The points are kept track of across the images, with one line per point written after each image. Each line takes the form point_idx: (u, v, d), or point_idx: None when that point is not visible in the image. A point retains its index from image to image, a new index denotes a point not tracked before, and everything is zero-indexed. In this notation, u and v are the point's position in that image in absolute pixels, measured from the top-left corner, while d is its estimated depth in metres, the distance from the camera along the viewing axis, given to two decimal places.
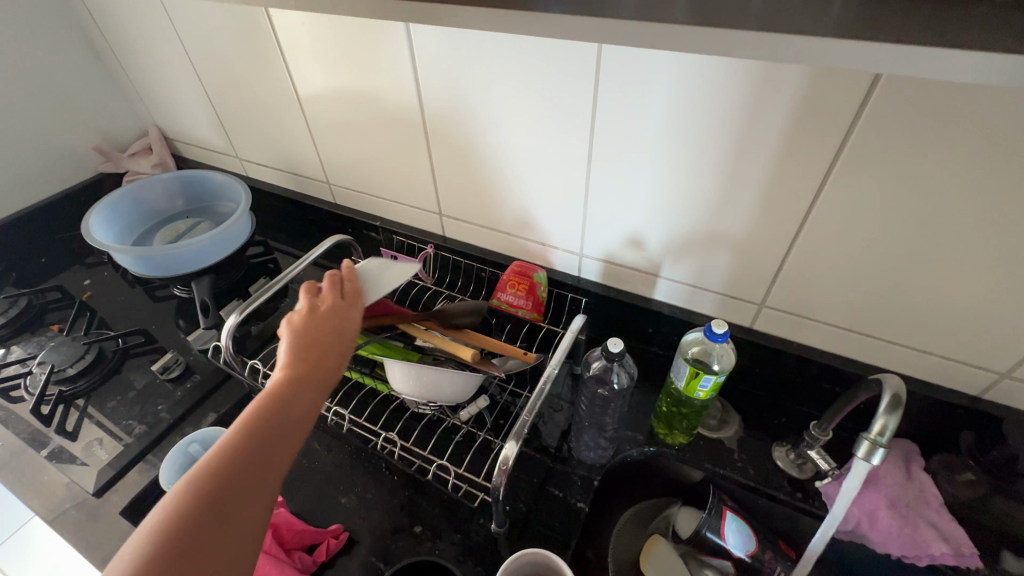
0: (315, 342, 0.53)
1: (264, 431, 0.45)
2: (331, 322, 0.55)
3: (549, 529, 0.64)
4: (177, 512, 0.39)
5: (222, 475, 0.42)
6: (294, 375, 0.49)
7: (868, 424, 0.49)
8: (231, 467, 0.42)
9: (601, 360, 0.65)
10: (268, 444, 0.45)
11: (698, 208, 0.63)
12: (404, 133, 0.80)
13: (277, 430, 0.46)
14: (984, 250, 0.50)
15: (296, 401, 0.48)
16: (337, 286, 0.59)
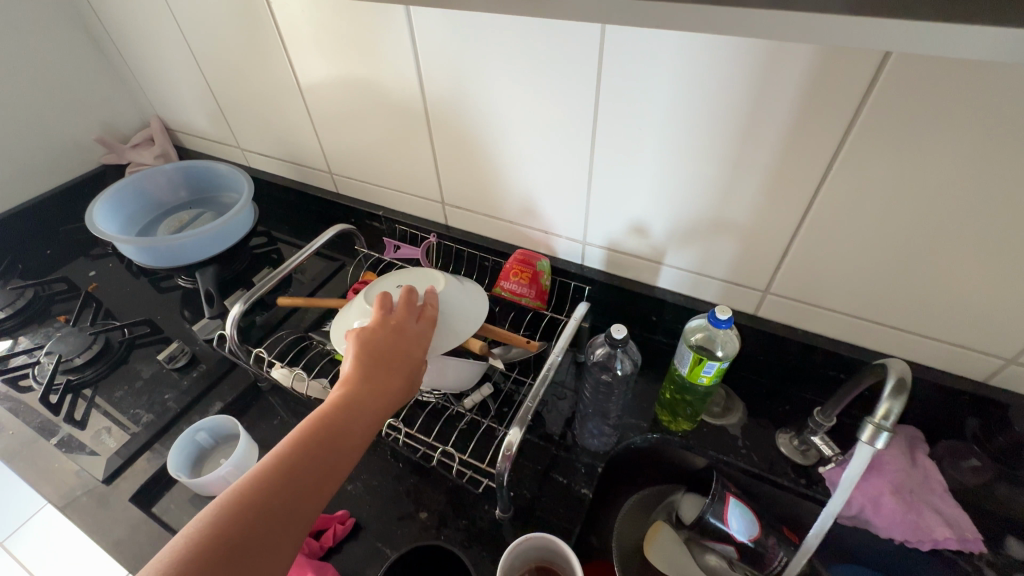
0: (376, 364, 0.52)
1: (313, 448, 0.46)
2: (399, 347, 0.54)
3: (554, 515, 0.64)
4: (216, 517, 0.41)
5: (262, 488, 0.43)
6: (350, 396, 0.49)
7: (872, 409, 0.48)
8: (274, 480, 0.43)
9: (604, 346, 0.64)
10: (313, 464, 0.45)
11: (703, 193, 0.62)
12: (407, 122, 0.80)
13: (324, 450, 0.46)
14: (991, 233, 0.50)
15: (346, 422, 0.48)
16: (411, 310, 0.58)
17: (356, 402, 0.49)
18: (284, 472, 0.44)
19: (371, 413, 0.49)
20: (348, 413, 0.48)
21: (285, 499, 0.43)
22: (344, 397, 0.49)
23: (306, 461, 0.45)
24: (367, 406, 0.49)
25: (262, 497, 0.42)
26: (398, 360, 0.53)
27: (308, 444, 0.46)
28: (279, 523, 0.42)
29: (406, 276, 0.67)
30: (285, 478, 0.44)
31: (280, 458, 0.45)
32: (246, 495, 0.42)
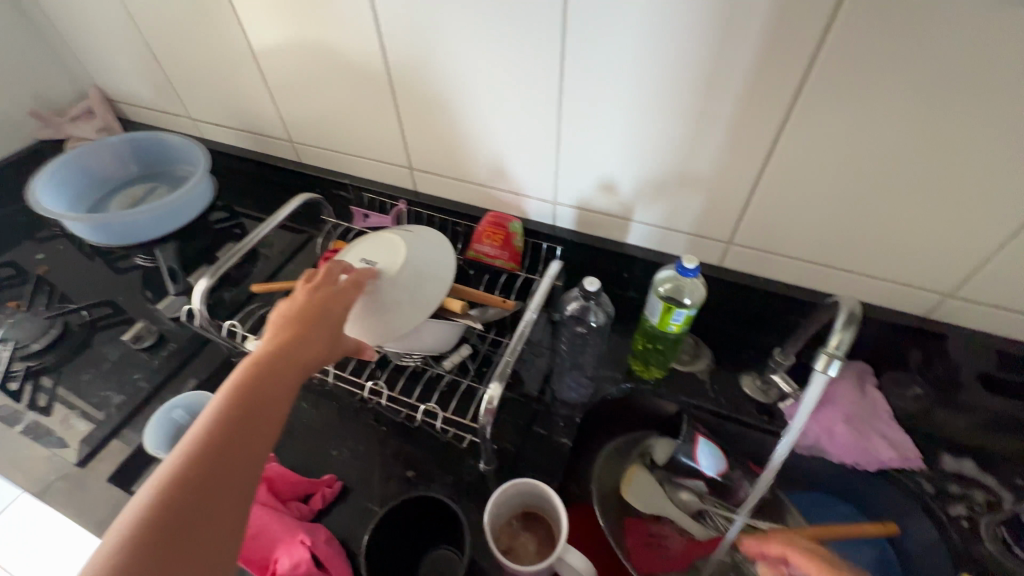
0: (304, 325, 0.53)
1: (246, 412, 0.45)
2: (323, 311, 0.55)
3: (536, 465, 0.67)
4: (163, 490, 0.39)
5: (205, 452, 0.42)
6: (286, 356, 0.49)
7: (825, 339, 0.49)
8: (218, 443, 0.42)
9: (579, 300, 0.69)
10: (256, 422, 0.45)
11: (669, 148, 0.64)
12: (368, 83, 0.77)
13: (266, 408, 0.46)
14: (931, 174, 0.54)
15: (281, 379, 0.48)
16: (331, 276, 0.59)
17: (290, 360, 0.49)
18: (227, 434, 0.43)
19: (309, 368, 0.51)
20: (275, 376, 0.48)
21: (233, 459, 0.43)
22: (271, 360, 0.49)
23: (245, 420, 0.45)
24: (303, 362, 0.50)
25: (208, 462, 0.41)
26: (323, 323, 0.54)
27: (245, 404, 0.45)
28: (230, 482, 0.42)
29: (353, 253, 0.68)
30: (230, 440, 0.43)
31: (217, 423, 0.43)
32: (190, 462, 0.41)
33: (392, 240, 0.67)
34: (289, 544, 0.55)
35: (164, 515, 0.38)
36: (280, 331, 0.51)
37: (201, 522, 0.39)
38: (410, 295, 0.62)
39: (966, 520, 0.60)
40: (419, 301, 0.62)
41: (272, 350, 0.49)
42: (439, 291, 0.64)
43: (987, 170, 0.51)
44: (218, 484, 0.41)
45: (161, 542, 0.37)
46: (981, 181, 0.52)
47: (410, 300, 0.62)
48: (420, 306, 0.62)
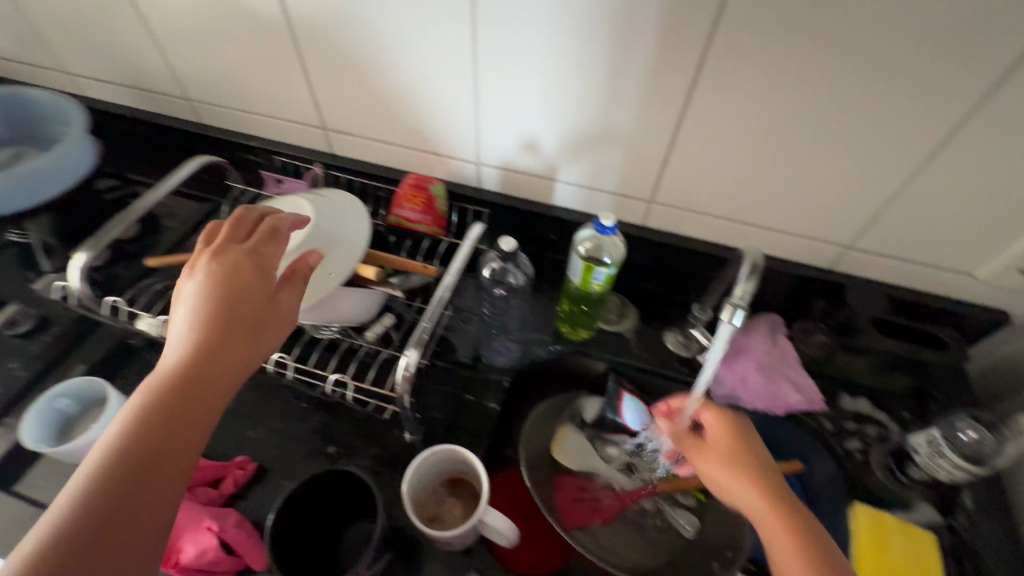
0: (231, 283, 0.47)
1: (177, 382, 0.41)
2: (250, 266, 0.49)
3: (464, 431, 0.66)
4: (89, 482, 0.36)
5: (134, 434, 0.38)
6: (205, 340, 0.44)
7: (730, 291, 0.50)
8: (136, 450, 0.38)
9: (496, 261, 0.68)
10: (177, 419, 0.40)
11: (588, 102, 0.62)
12: (268, 32, 0.70)
13: (190, 402, 0.41)
14: (832, 127, 0.55)
15: (215, 343, 0.44)
16: (244, 229, 0.53)
17: (209, 341, 0.43)
18: (148, 439, 0.39)
19: (239, 343, 0.45)
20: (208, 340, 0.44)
21: (157, 462, 0.38)
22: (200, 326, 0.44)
23: (163, 420, 0.40)
24: (230, 337, 0.44)
25: (127, 473, 0.37)
26: (252, 278, 0.49)
27: (164, 403, 0.40)
28: (168, 458, 0.39)
29: None
30: (152, 443, 0.39)
31: (133, 427, 0.39)
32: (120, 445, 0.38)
33: (300, 204, 0.63)
34: (195, 532, 0.52)
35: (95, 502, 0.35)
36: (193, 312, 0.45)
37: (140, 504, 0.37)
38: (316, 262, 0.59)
39: (859, 452, 0.65)
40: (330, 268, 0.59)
41: (199, 320, 0.44)
42: (352, 255, 0.61)
43: (881, 124, 0.54)
44: (145, 487, 0.37)
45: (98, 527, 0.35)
46: (875, 135, 0.55)
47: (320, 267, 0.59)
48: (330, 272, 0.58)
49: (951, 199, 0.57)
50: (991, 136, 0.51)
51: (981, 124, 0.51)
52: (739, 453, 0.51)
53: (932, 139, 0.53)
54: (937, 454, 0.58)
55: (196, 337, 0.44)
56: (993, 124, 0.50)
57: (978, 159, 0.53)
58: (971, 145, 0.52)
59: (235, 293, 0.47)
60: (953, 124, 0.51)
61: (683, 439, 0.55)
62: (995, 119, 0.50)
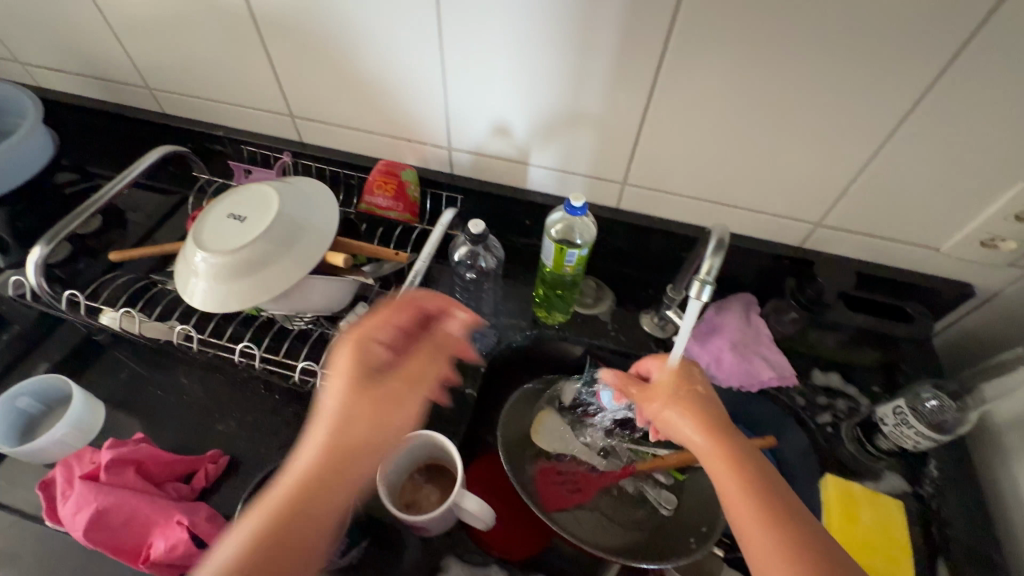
0: (365, 379, 0.47)
1: (310, 493, 0.43)
2: (409, 370, 0.51)
3: (440, 417, 0.66)
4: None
5: (261, 538, 0.40)
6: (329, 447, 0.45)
7: (697, 268, 0.50)
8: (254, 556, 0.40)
9: (467, 244, 0.68)
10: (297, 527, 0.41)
11: (558, 83, 0.62)
12: (229, 17, 0.68)
13: (307, 509, 0.42)
14: (798, 103, 0.56)
15: (353, 459, 0.44)
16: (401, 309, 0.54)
17: (330, 444, 0.44)
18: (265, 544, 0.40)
19: (360, 449, 0.45)
20: (342, 456, 0.44)
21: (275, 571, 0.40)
22: (337, 431, 0.45)
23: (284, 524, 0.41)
24: (360, 453, 0.45)
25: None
26: (399, 385, 0.49)
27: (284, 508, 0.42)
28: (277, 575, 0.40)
29: (230, 203, 0.61)
30: (283, 536, 0.41)
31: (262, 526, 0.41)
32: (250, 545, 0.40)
33: (264, 192, 0.61)
34: (165, 527, 0.51)
35: None
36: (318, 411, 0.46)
37: None
38: (285, 252, 0.57)
39: (830, 426, 0.66)
40: (297, 257, 0.58)
41: (331, 425, 0.45)
42: (320, 246, 0.60)
43: (845, 101, 0.54)
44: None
45: None
46: (840, 112, 0.55)
47: (287, 258, 0.57)
48: (297, 263, 0.57)
49: (913, 175, 0.58)
50: (951, 110, 0.52)
51: (942, 99, 0.51)
52: (682, 390, 0.54)
53: (895, 114, 0.54)
54: (903, 424, 0.59)
55: (322, 442, 0.44)
56: (953, 99, 0.51)
57: (940, 135, 0.54)
58: (932, 120, 0.53)
59: (376, 399, 0.47)
60: (914, 99, 0.52)
61: (630, 387, 0.58)
62: (954, 94, 0.51)
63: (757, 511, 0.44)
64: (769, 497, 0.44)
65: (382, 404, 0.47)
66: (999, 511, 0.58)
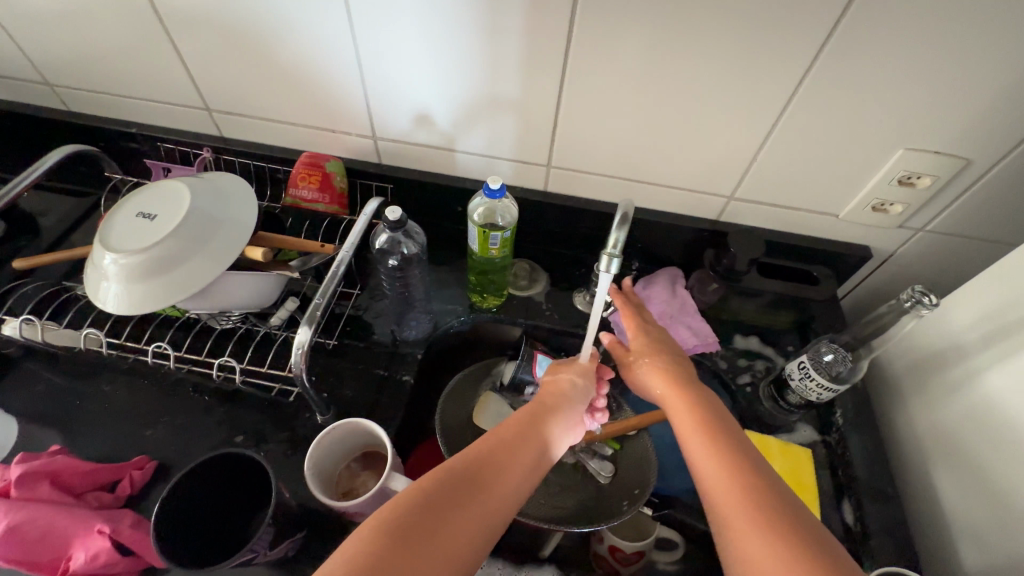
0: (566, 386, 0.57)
1: (508, 449, 0.48)
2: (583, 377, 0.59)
3: (378, 405, 0.66)
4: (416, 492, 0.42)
5: (456, 473, 0.44)
6: (569, 410, 0.55)
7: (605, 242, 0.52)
8: (482, 468, 0.45)
9: (385, 233, 0.64)
10: (509, 478, 0.46)
11: (473, 69, 0.62)
12: (127, 9, 0.65)
13: (534, 450, 0.49)
14: (698, 82, 0.58)
15: (542, 433, 0.51)
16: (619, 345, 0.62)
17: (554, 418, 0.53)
18: (495, 465, 0.46)
19: (570, 429, 0.55)
20: (543, 430, 0.51)
21: (497, 494, 0.44)
22: (540, 413, 0.53)
23: (514, 450, 0.48)
24: (549, 433, 0.52)
25: (474, 488, 0.43)
26: (578, 393, 0.57)
27: (519, 441, 0.49)
28: (459, 521, 0.41)
29: (141, 200, 0.59)
30: (472, 480, 0.44)
31: (461, 465, 0.45)
32: (450, 474, 0.44)
33: (176, 187, 0.59)
34: (85, 537, 0.50)
35: (404, 512, 0.40)
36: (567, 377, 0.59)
37: (420, 543, 0.39)
38: (200, 248, 0.56)
39: (750, 385, 0.71)
40: (215, 251, 0.57)
41: (532, 409, 0.53)
42: (239, 237, 0.59)
43: (741, 78, 0.57)
44: (452, 521, 0.41)
45: (399, 530, 0.39)
46: (737, 91, 0.58)
47: (205, 252, 0.56)
48: (216, 256, 0.56)
49: (809, 147, 0.62)
50: (835, 85, 0.56)
51: (825, 75, 0.55)
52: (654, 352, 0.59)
53: (786, 90, 0.57)
54: (806, 377, 0.64)
55: (569, 399, 0.56)
56: (835, 74, 0.54)
57: (827, 109, 0.58)
58: (819, 96, 0.57)
59: (564, 397, 0.56)
60: (801, 76, 0.55)
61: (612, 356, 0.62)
62: (836, 70, 0.54)
63: (726, 487, 0.43)
64: (746, 469, 0.44)
65: (568, 403, 0.56)
66: (895, 450, 0.64)
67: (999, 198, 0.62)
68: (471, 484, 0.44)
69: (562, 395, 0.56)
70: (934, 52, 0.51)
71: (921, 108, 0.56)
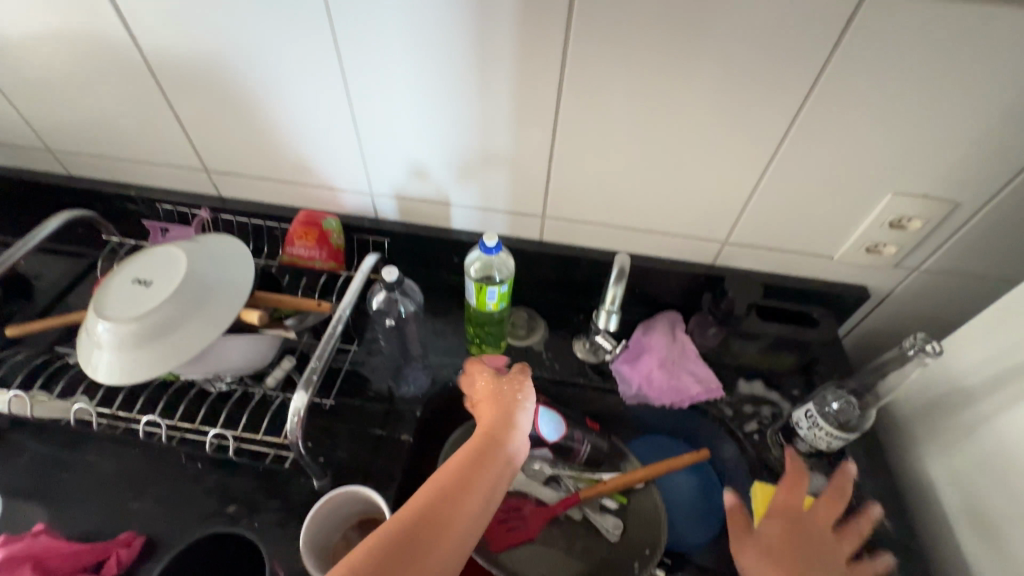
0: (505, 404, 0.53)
1: (458, 487, 0.46)
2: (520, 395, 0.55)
3: (375, 468, 0.64)
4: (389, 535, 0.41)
5: (420, 513, 0.43)
6: (516, 430, 0.52)
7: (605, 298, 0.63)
8: (440, 508, 0.44)
9: (382, 292, 0.65)
10: (462, 518, 0.44)
11: (466, 127, 0.64)
12: (132, 80, 0.67)
13: (477, 491, 0.46)
14: (686, 135, 0.60)
15: (490, 461, 0.48)
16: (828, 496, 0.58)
17: (500, 444, 0.50)
18: (452, 504, 0.44)
19: (518, 449, 0.51)
20: (489, 460, 0.48)
21: (454, 533, 0.43)
22: (486, 438, 0.50)
23: (462, 489, 0.46)
24: (495, 461, 0.49)
25: (423, 538, 0.42)
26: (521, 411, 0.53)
27: (463, 478, 0.46)
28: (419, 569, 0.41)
29: (138, 267, 0.59)
30: (433, 522, 0.43)
31: (425, 503, 0.44)
32: (416, 515, 0.43)
33: (172, 252, 0.59)
34: None
35: (373, 555, 0.40)
36: (516, 397, 0.54)
37: None
38: (196, 313, 0.55)
39: (756, 434, 0.70)
40: (212, 314, 0.56)
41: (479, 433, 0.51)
42: (236, 298, 0.58)
43: (727, 132, 0.59)
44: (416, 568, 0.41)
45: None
46: (725, 143, 0.60)
47: (201, 316, 0.56)
48: (213, 319, 0.56)
49: (799, 191, 0.63)
50: (819, 134, 0.57)
51: (810, 126, 0.56)
52: (798, 534, 0.54)
53: (771, 141, 0.59)
54: (814, 426, 0.63)
55: (513, 420, 0.52)
56: (818, 124, 0.56)
57: (813, 157, 0.59)
58: (805, 143, 0.58)
59: (506, 418, 0.52)
60: (786, 126, 0.57)
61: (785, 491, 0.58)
62: (819, 123, 0.56)
63: None
64: None
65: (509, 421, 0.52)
66: (912, 499, 0.61)
67: (991, 238, 0.63)
68: (429, 528, 0.43)
69: (505, 416, 0.52)
70: (915, 101, 0.52)
71: (907, 154, 0.57)
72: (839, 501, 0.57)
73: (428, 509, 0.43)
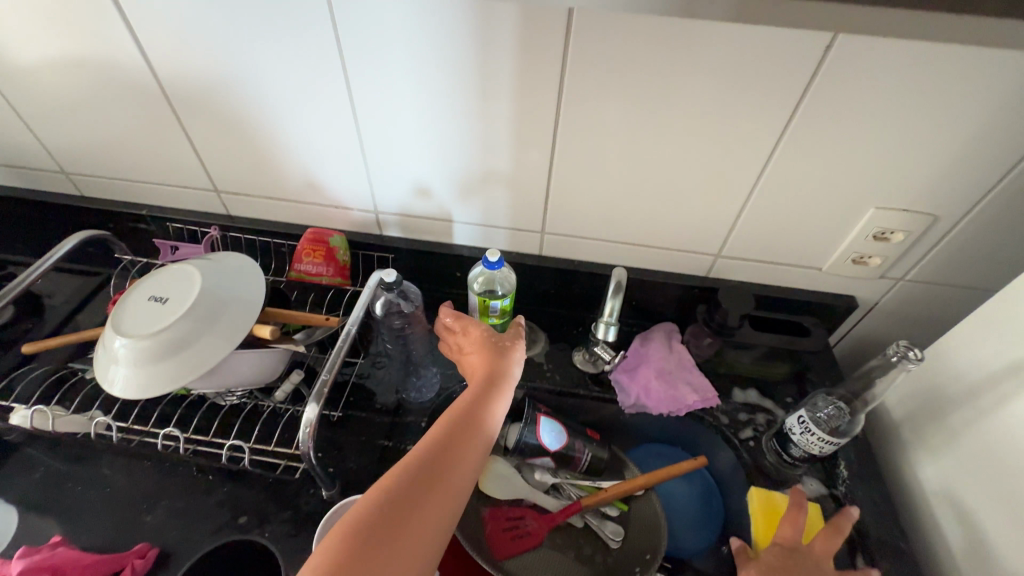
0: (496, 356, 0.57)
1: (459, 431, 0.49)
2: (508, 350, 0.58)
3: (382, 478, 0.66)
4: (400, 475, 0.44)
5: (427, 455, 0.46)
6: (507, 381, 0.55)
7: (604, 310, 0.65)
8: (445, 452, 0.47)
9: (382, 298, 0.65)
10: (465, 459, 0.47)
11: (468, 148, 0.67)
12: (148, 107, 0.70)
13: (477, 434, 0.49)
14: (678, 156, 0.63)
15: (486, 409, 0.52)
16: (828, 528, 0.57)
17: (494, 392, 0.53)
18: (455, 447, 0.47)
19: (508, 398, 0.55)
20: (485, 406, 0.52)
21: (459, 472, 0.46)
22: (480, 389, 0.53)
23: (466, 435, 0.49)
24: (492, 407, 0.52)
25: (432, 476, 0.45)
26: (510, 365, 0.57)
27: (463, 424, 0.49)
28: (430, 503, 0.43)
29: (153, 285, 0.61)
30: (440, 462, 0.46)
31: (431, 446, 0.47)
32: (423, 456, 0.46)
33: (187, 270, 0.61)
34: None
35: (386, 494, 0.42)
36: (509, 354, 0.58)
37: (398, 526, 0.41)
38: (210, 328, 0.58)
39: (752, 440, 0.72)
40: (226, 330, 0.58)
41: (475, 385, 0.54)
42: (249, 313, 0.61)
43: (716, 153, 0.62)
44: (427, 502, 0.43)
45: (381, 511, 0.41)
46: (714, 163, 0.63)
47: (216, 331, 0.58)
48: (227, 335, 0.58)
49: (785, 206, 0.66)
50: (803, 154, 0.60)
51: (793, 147, 0.60)
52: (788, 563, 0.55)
53: (758, 160, 0.62)
54: (806, 432, 0.65)
55: (506, 371, 0.56)
56: (801, 145, 0.59)
57: (798, 175, 0.62)
58: (789, 162, 0.61)
59: (497, 370, 0.56)
60: (771, 147, 0.60)
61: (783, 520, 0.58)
62: (802, 143, 0.59)
63: None
64: None
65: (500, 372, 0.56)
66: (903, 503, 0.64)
67: (969, 250, 0.66)
68: (437, 466, 0.45)
69: (497, 367, 0.56)
70: (891, 125, 0.56)
71: (886, 172, 0.60)
72: (833, 538, 0.56)
73: (434, 450, 0.46)
